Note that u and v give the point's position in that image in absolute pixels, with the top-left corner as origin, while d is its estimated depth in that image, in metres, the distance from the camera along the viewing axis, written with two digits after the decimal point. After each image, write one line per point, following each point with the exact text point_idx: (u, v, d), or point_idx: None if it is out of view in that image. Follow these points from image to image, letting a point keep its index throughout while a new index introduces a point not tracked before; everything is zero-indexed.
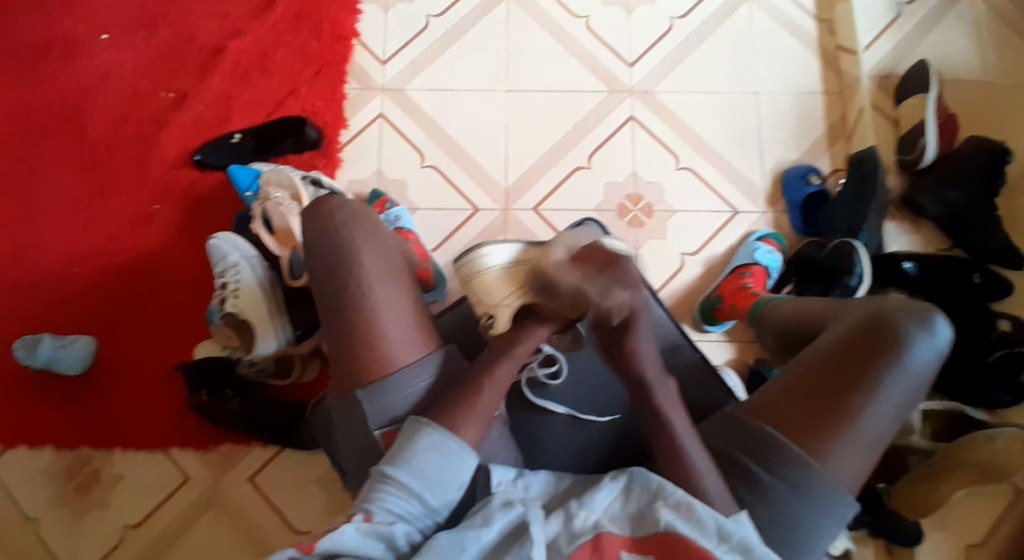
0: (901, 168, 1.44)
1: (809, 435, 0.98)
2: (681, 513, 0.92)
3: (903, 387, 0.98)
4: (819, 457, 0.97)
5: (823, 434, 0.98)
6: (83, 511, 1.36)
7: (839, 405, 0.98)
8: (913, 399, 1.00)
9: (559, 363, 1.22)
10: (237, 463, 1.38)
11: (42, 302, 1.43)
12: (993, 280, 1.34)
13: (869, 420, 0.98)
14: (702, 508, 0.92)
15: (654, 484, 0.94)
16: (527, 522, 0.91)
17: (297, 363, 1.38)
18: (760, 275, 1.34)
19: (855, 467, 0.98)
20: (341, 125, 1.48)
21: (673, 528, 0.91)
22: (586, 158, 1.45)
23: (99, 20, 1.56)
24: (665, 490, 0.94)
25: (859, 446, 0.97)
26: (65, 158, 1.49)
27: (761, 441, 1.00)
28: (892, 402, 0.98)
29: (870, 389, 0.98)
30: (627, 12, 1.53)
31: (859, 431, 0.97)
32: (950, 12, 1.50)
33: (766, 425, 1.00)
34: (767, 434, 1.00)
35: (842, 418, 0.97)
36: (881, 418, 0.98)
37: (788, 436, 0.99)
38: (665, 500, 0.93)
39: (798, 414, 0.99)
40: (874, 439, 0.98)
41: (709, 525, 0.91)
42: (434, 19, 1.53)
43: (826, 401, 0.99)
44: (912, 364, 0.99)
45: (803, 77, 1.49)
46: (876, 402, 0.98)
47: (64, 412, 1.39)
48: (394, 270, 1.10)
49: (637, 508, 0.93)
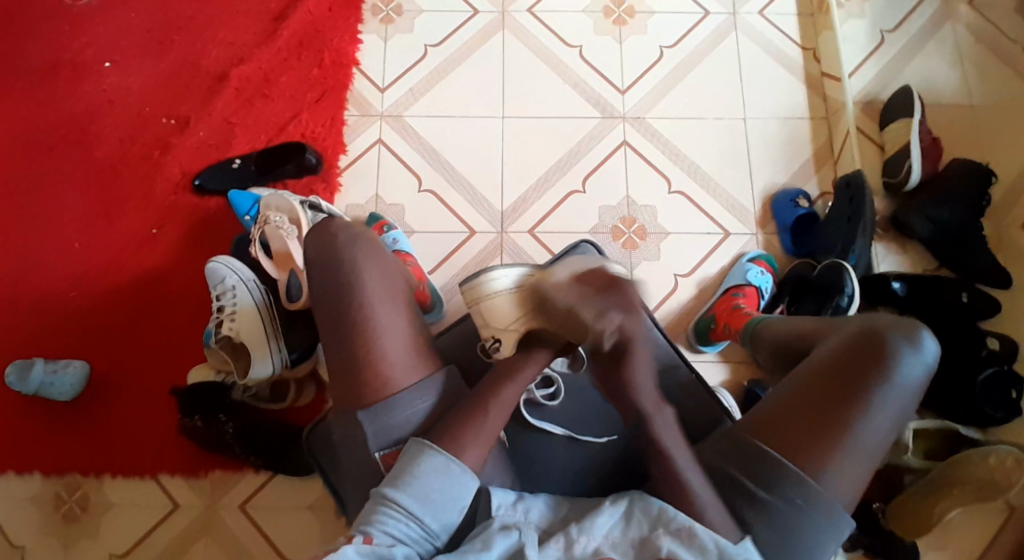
0: (888, 191, 1.47)
1: (804, 450, 0.99)
2: (682, 539, 0.92)
3: (894, 402, 1.00)
4: (813, 474, 0.98)
5: (818, 449, 0.98)
6: (71, 540, 1.33)
7: (834, 420, 0.99)
8: (904, 414, 1.01)
9: (556, 384, 1.24)
10: (229, 489, 1.36)
11: (34, 326, 1.41)
12: (980, 299, 1.37)
13: (863, 435, 0.99)
14: (703, 532, 0.93)
15: (654, 509, 0.95)
16: (523, 549, 0.91)
17: (292, 388, 1.40)
18: (752, 296, 1.37)
19: (849, 482, 0.99)
20: (339, 151, 1.49)
21: (676, 556, 0.91)
22: (580, 182, 1.47)
23: (100, 47, 1.57)
24: (667, 514, 0.94)
25: (855, 462, 0.99)
26: (60, 183, 1.49)
27: (756, 459, 1.00)
28: (884, 417, 0.99)
29: (863, 405, 0.99)
30: (620, 41, 1.56)
31: (853, 446, 0.99)
32: (931, 41, 1.55)
33: (760, 443, 1.01)
34: (762, 449, 1.00)
35: (836, 433, 0.98)
36: (874, 433, 0.99)
37: (783, 453, 0.99)
38: (666, 527, 0.93)
39: (793, 429, 1.00)
40: (867, 454, 0.99)
41: (710, 550, 0.92)
42: (432, 48, 1.56)
43: (820, 417, 1.00)
44: (902, 379, 1.00)
45: (791, 103, 1.53)
46: (868, 418, 0.99)
47: (54, 438, 1.37)
48: (396, 292, 1.11)
49: (639, 534, 0.94)
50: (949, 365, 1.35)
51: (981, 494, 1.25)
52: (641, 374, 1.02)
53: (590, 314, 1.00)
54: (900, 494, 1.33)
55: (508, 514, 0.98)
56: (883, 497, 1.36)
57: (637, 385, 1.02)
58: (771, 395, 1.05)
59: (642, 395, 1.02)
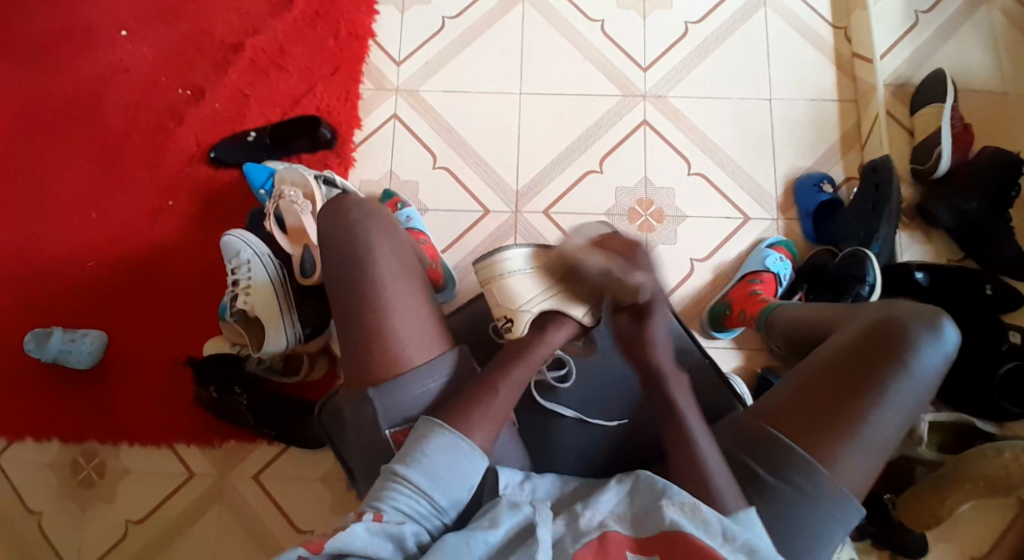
0: (915, 177, 1.43)
1: (815, 436, 0.98)
2: (687, 513, 0.92)
3: (908, 393, 0.98)
4: (824, 460, 0.97)
5: (830, 437, 0.97)
6: (87, 504, 1.37)
7: (847, 407, 0.98)
8: (919, 405, 0.99)
9: (568, 366, 1.22)
10: (242, 459, 1.39)
11: (54, 295, 1.43)
12: (1004, 291, 1.34)
13: (877, 423, 0.97)
14: (708, 509, 0.92)
15: (659, 485, 0.94)
16: (534, 524, 0.91)
17: (306, 362, 1.41)
18: (770, 283, 1.35)
19: (860, 470, 0.97)
20: (355, 125, 1.48)
21: (678, 527, 0.91)
22: (598, 162, 1.45)
23: (117, 15, 1.56)
24: (669, 490, 0.93)
25: (867, 449, 0.97)
26: (79, 151, 1.49)
27: (766, 445, 0.99)
28: (899, 406, 0.98)
29: (877, 393, 0.97)
30: (642, 16, 1.52)
31: (863, 437, 0.97)
32: (968, 21, 1.49)
33: (772, 428, 1.00)
34: (773, 435, 0.99)
35: (848, 420, 0.97)
36: (885, 424, 0.97)
37: (793, 438, 0.98)
38: (670, 500, 0.93)
39: (804, 417, 0.99)
40: (880, 442, 0.97)
41: (715, 526, 0.91)
42: (450, 21, 1.53)
43: (833, 403, 0.98)
44: (918, 370, 0.98)
45: (817, 84, 1.48)
46: (882, 406, 0.97)
47: (72, 404, 1.40)
48: (409, 269, 1.11)
49: (642, 507, 0.94)
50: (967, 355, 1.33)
51: (991, 489, 1.25)
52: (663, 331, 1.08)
53: (618, 269, 1.05)
54: (911, 488, 1.33)
55: (514, 492, 1.00)
56: (893, 489, 1.36)
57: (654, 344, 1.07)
58: (780, 385, 1.04)
59: (660, 356, 1.07)
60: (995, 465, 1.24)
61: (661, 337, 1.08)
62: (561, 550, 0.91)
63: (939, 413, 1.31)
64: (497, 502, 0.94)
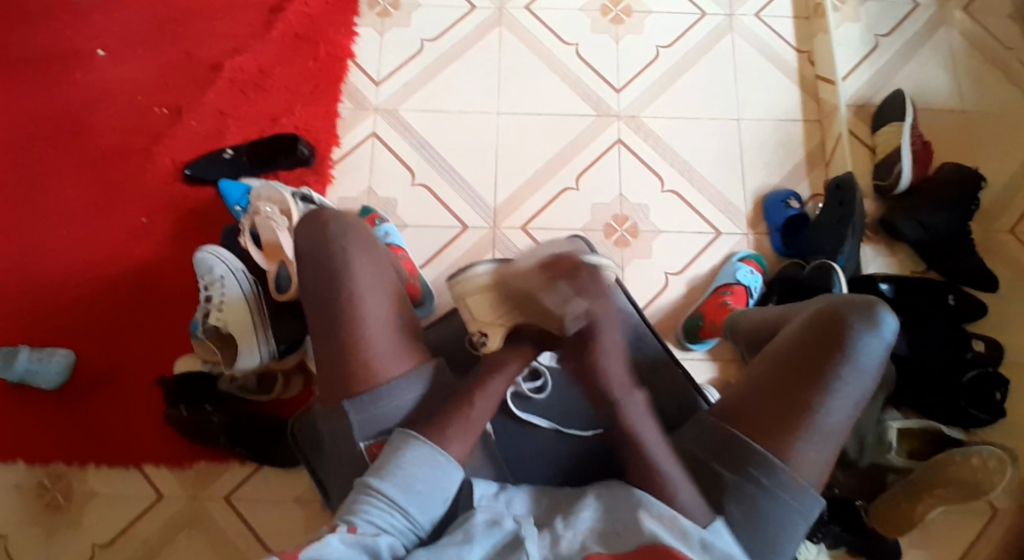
0: (878, 194, 1.48)
1: (770, 432, 1.00)
2: (665, 524, 0.94)
3: (854, 381, 1.00)
4: (781, 455, 0.99)
5: (784, 432, 1.00)
6: (53, 528, 1.32)
7: (797, 402, 1.00)
8: (866, 394, 1.01)
9: (543, 377, 1.23)
10: (215, 481, 1.35)
11: (21, 313, 1.40)
12: (966, 303, 1.39)
13: (827, 415, 0.99)
14: (686, 520, 0.95)
15: (635, 498, 0.96)
16: (521, 539, 0.91)
17: (279, 380, 1.38)
18: (741, 294, 1.37)
19: (817, 463, 1.00)
20: (333, 143, 1.49)
21: (659, 537, 0.92)
22: (574, 179, 1.48)
23: (93, 34, 1.56)
24: (645, 501, 0.96)
25: (820, 441, 0.99)
26: (49, 168, 1.48)
27: (727, 445, 1.02)
28: (846, 397, 1.00)
29: (824, 386, 1.00)
30: (616, 40, 1.57)
31: (816, 429, 0.99)
32: (924, 46, 1.57)
33: (729, 427, 1.02)
34: (729, 434, 1.02)
35: (800, 415, 1.00)
36: (836, 414, 1.00)
37: (749, 435, 1.01)
38: (648, 511, 0.95)
39: (758, 414, 1.02)
40: (832, 434, 1.00)
41: (692, 535, 0.94)
42: (428, 43, 1.55)
43: (784, 399, 1.01)
44: (861, 358, 1.01)
45: (784, 106, 1.54)
46: (830, 398, 1.00)
47: (37, 425, 1.36)
48: (387, 283, 1.11)
49: (619, 524, 0.95)
50: (935, 365, 1.36)
51: (964, 494, 1.26)
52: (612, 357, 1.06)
53: (552, 301, 1.04)
54: (884, 495, 1.33)
55: (489, 504, 1.02)
56: (867, 495, 1.37)
57: (605, 369, 1.05)
58: (735, 387, 1.07)
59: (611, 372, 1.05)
60: (966, 468, 1.25)
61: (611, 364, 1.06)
62: None
63: (908, 420, 1.34)
64: (471, 518, 0.94)
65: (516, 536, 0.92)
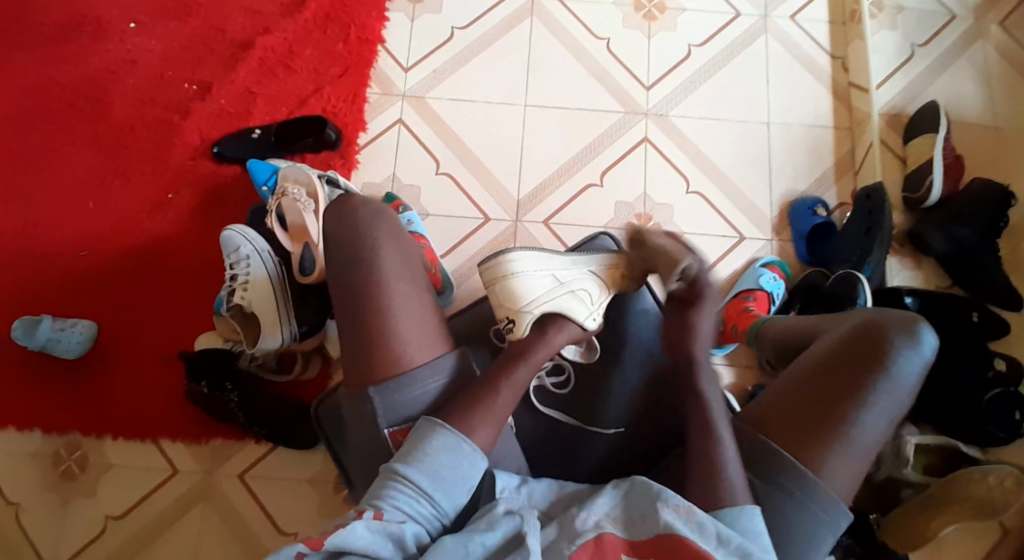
0: (907, 205, 1.47)
1: (801, 443, 1.00)
2: (682, 516, 0.91)
3: (889, 397, 1.00)
4: (811, 466, 0.98)
5: (816, 443, 0.99)
6: (68, 498, 1.34)
7: (831, 415, 1.00)
8: (901, 410, 1.01)
9: (567, 371, 1.24)
10: (230, 457, 1.37)
11: (45, 283, 1.41)
12: (992, 319, 1.37)
13: (861, 428, 0.99)
14: (703, 512, 0.92)
15: (653, 489, 0.93)
16: (523, 533, 0.90)
17: (300, 359, 1.40)
18: (763, 300, 1.36)
19: (848, 475, 0.99)
20: (360, 128, 1.49)
21: (673, 529, 0.90)
22: (599, 176, 1.47)
23: (127, 7, 1.56)
24: (664, 493, 0.93)
25: (852, 454, 0.99)
26: (80, 140, 1.49)
27: (757, 454, 1.01)
28: (882, 411, 1.00)
29: (860, 399, 1.00)
30: (647, 36, 1.55)
31: (850, 441, 0.99)
32: (961, 57, 1.54)
33: (759, 434, 1.02)
34: (758, 441, 1.01)
35: (834, 427, 0.99)
36: (869, 429, 0.99)
37: (779, 444, 1.00)
38: (665, 503, 0.92)
39: (789, 424, 1.01)
40: (866, 448, 1.00)
41: (708, 528, 0.91)
42: (459, 31, 1.55)
43: (819, 410, 1.00)
44: (899, 373, 1.01)
45: (814, 111, 1.52)
46: (866, 411, 0.99)
47: (56, 395, 1.38)
48: (415, 270, 1.10)
49: (637, 511, 0.93)
50: (957, 380, 1.35)
51: (979, 513, 1.26)
52: (705, 318, 1.09)
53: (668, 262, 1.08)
54: (897, 509, 1.33)
55: (511, 496, 1.00)
56: (881, 509, 1.37)
57: (699, 330, 1.09)
58: (767, 392, 1.06)
59: (699, 344, 1.09)
60: (984, 489, 1.25)
61: (706, 328, 1.10)
62: (555, 552, 0.91)
63: (927, 436, 1.34)
64: (494, 508, 0.93)
65: (519, 531, 0.90)
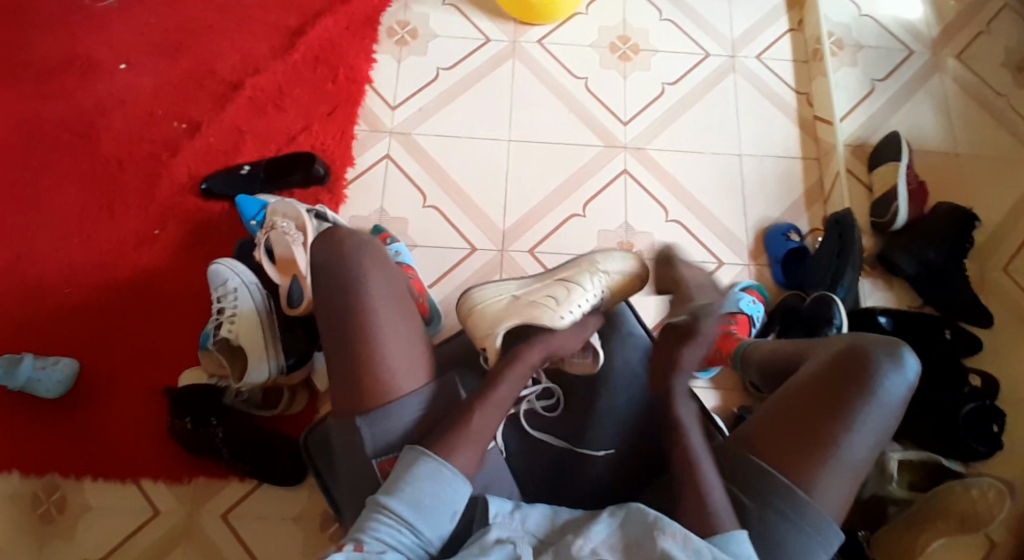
0: (875, 230, 1.53)
1: (791, 462, 1.01)
2: (679, 543, 0.91)
3: (875, 417, 1.02)
4: (801, 485, 1.00)
5: (806, 462, 1.01)
6: (48, 538, 1.31)
7: (819, 435, 1.01)
8: (886, 429, 1.03)
9: (556, 395, 1.22)
10: (214, 495, 1.35)
11: (29, 320, 1.41)
12: (962, 337, 1.43)
13: (849, 447, 1.01)
14: (699, 539, 0.91)
15: (650, 517, 0.93)
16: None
17: (286, 394, 1.39)
18: (745, 323, 1.40)
19: (838, 492, 1.01)
20: (348, 163, 1.52)
21: (670, 557, 0.90)
22: (581, 207, 1.51)
23: (118, 49, 1.60)
24: (662, 521, 0.92)
25: (841, 472, 1.01)
26: (67, 179, 1.50)
27: (748, 473, 1.03)
28: (869, 430, 1.02)
29: (847, 418, 1.02)
30: (623, 75, 1.62)
31: (839, 458, 1.01)
32: (919, 90, 1.63)
33: (750, 454, 1.03)
34: (751, 461, 1.03)
35: (823, 446, 1.01)
36: (857, 447, 1.01)
37: (770, 464, 1.02)
38: (663, 531, 0.91)
39: (779, 445, 1.03)
40: (854, 466, 1.01)
41: (705, 554, 0.90)
42: (444, 71, 1.60)
43: (808, 430, 1.02)
44: (884, 393, 1.03)
45: (783, 143, 1.59)
46: (853, 431, 1.01)
47: (37, 433, 1.35)
48: (403, 299, 1.11)
49: (634, 537, 0.92)
50: (935, 397, 1.38)
51: (963, 526, 1.26)
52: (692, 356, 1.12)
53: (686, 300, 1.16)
54: (885, 526, 1.35)
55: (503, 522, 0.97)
56: (868, 526, 1.38)
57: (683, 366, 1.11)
58: (757, 414, 1.08)
59: (682, 375, 1.11)
60: (967, 501, 1.26)
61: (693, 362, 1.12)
62: None
63: (908, 451, 1.35)
64: (485, 536, 0.93)
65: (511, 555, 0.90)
